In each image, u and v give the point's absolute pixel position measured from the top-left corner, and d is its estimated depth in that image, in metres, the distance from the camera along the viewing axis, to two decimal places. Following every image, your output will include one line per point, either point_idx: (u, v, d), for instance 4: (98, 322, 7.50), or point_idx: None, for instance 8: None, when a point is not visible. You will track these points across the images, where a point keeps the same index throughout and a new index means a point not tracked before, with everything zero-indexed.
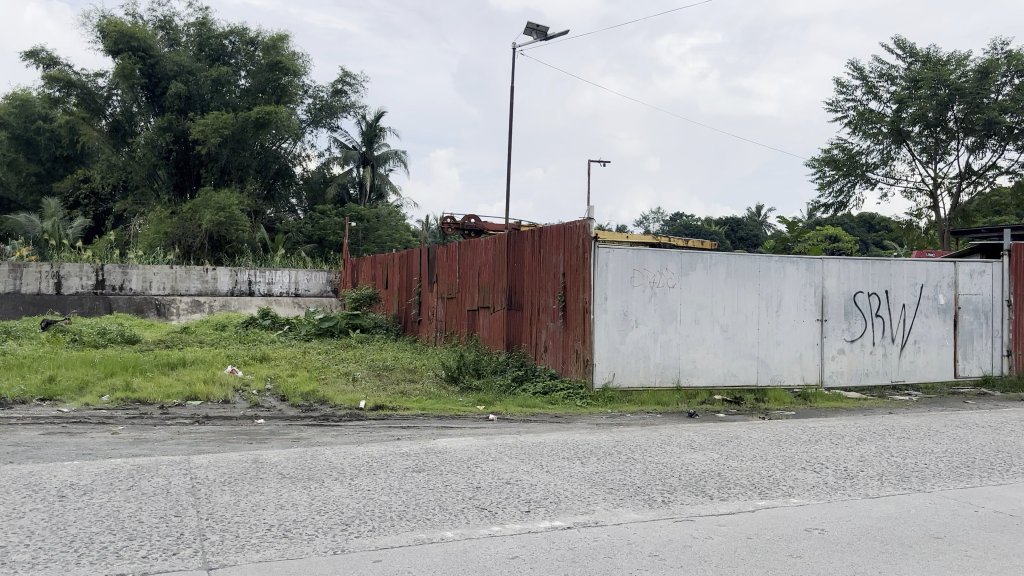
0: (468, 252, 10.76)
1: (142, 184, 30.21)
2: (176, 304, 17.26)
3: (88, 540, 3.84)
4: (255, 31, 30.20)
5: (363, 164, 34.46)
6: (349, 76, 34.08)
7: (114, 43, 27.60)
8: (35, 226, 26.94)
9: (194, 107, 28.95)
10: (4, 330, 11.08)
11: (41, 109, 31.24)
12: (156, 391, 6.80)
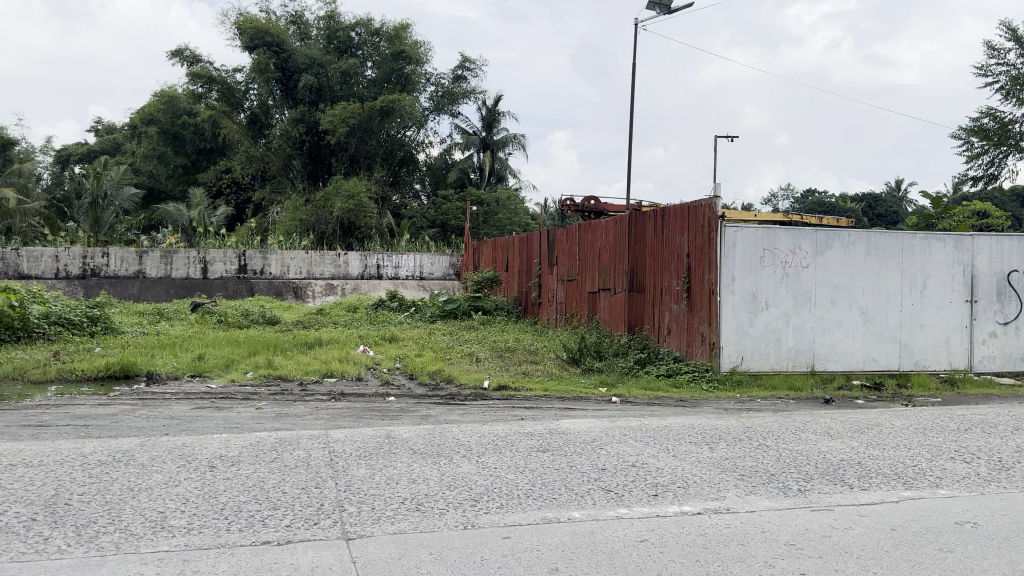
0: (588, 234, 10.70)
1: (279, 173, 31.79)
2: (312, 288, 18.21)
3: (237, 509, 4.11)
4: (380, 22, 31.16)
5: (483, 149, 34.85)
6: (468, 61, 34.57)
7: (250, 40, 29.29)
8: (184, 215, 29.03)
9: (325, 98, 30.36)
10: (160, 312, 12.04)
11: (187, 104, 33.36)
12: (296, 369, 7.19)
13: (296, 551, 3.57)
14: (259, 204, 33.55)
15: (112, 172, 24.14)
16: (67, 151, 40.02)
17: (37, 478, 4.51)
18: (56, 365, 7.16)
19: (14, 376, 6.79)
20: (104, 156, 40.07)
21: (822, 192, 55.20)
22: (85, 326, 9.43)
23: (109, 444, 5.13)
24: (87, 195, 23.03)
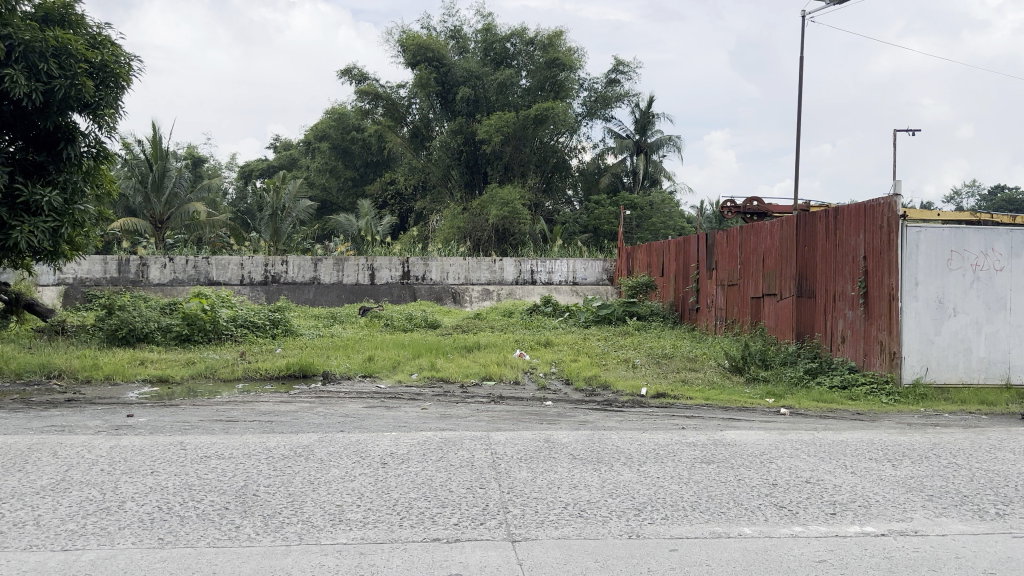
0: (751, 237, 10.33)
1: (438, 184, 33.02)
2: (469, 293, 18.88)
3: (407, 505, 4.28)
4: (534, 31, 31.57)
5: (638, 153, 34.73)
6: (623, 64, 34.36)
7: (413, 56, 30.72)
8: (353, 224, 30.84)
9: (482, 110, 31.22)
10: (333, 316, 12.84)
11: (355, 121, 35.28)
12: (457, 371, 7.43)
13: (465, 549, 3.67)
14: (420, 212, 34.96)
15: (287, 187, 26.06)
16: (249, 166, 43.53)
17: (229, 469, 4.93)
18: (242, 364, 7.79)
19: (207, 374, 7.45)
20: (282, 171, 43.20)
21: (1014, 189, 50.04)
22: (268, 328, 10.21)
23: (291, 439, 5.52)
24: (267, 208, 24.94)
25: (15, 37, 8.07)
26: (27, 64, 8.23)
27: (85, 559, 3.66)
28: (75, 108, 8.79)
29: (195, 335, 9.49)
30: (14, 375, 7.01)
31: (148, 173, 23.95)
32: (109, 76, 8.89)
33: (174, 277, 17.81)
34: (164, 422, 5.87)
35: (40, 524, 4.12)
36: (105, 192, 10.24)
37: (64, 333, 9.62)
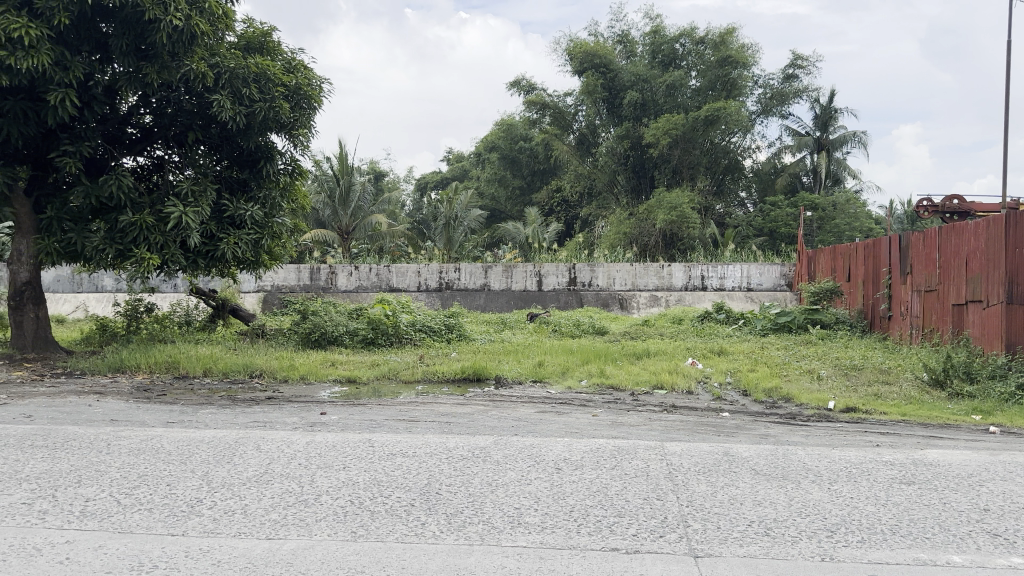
0: (952, 238, 9.50)
1: (604, 189, 33.12)
2: (636, 299, 18.84)
3: (584, 513, 4.28)
4: (704, 30, 30.86)
5: (818, 151, 33.71)
6: (800, 59, 32.85)
7: (580, 64, 30.91)
8: (521, 232, 31.47)
9: (650, 113, 30.86)
10: (503, 322, 13.16)
11: (523, 130, 36.02)
12: (627, 379, 7.36)
13: (646, 562, 3.61)
14: (585, 218, 35.10)
15: (459, 198, 27.08)
16: (425, 179, 45.63)
17: (412, 468, 5.18)
18: (420, 367, 8.15)
19: (388, 375, 7.86)
20: (454, 182, 44.92)
21: None
22: (443, 333, 10.62)
23: (470, 440, 5.70)
24: (440, 218, 26.03)
25: (222, 65, 8.84)
26: (232, 89, 9.03)
27: (287, 548, 3.97)
28: (273, 128, 9.60)
29: (379, 339, 10.06)
30: (223, 374, 7.75)
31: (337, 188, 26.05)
32: (301, 97, 9.67)
33: (358, 284, 18.94)
34: (353, 420, 6.26)
35: (248, 512, 4.52)
36: (298, 207, 11.13)
37: (263, 335, 10.53)
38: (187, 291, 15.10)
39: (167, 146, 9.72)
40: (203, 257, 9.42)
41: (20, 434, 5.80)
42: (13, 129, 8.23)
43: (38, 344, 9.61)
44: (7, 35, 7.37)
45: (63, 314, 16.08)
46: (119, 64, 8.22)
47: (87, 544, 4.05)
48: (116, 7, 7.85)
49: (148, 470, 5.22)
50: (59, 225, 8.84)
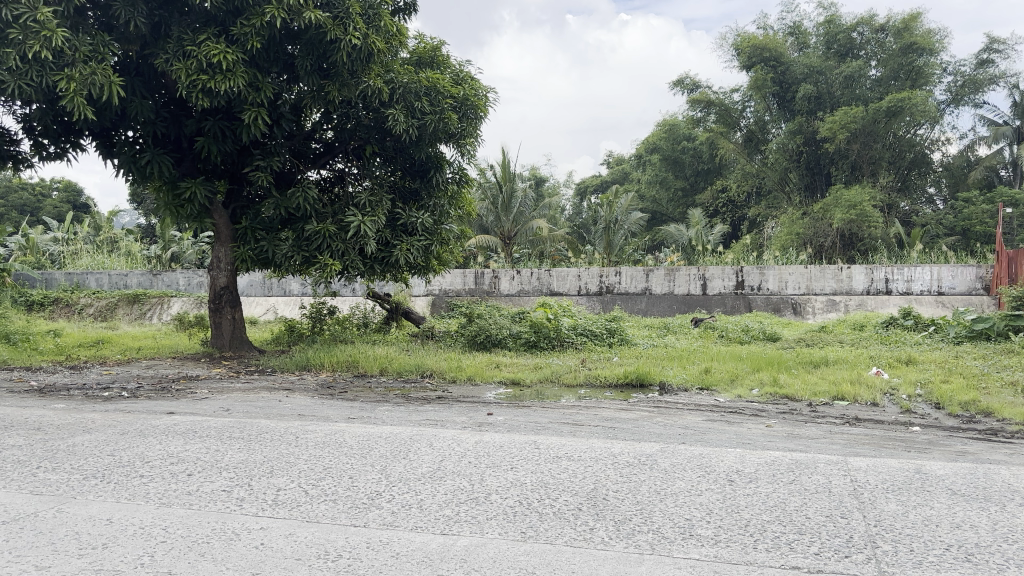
0: None
1: (775, 188, 32.13)
2: (811, 303, 17.84)
3: (760, 527, 4.10)
4: (884, 17, 28.77)
5: (1019, 141, 30.65)
6: (996, 41, 29.91)
7: (749, 58, 30.30)
8: (683, 235, 30.79)
9: (825, 106, 29.39)
10: (668, 327, 12.97)
11: (686, 130, 35.22)
12: (803, 388, 7.00)
13: None
14: (755, 219, 34.05)
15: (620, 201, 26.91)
16: (585, 184, 45.51)
17: (578, 472, 5.20)
18: (584, 371, 8.18)
19: (551, 378, 7.94)
20: (615, 185, 44.46)
21: None
22: (606, 337, 10.59)
23: (635, 446, 5.65)
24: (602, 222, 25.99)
25: (396, 80, 9.32)
26: (405, 103, 9.49)
27: (460, 544, 4.09)
28: (443, 138, 10.01)
29: (541, 342, 10.20)
30: (396, 373, 8.16)
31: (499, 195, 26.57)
32: (468, 107, 10.01)
33: (521, 288, 19.25)
34: (519, 422, 6.39)
35: (423, 508, 4.72)
36: (465, 214, 11.56)
37: (432, 338, 11.00)
38: (364, 294, 16.05)
39: (346, 159, 10.39)
40: (379, 263, 9.97)
41: (220, 426, 6.39)
42: (214, 147, 9.07)
43: (235, 344, 10.56)
44: (207, 61, 8.07)
45: (257, 316, 17.61)
46: (304, 83, 8.82)
47: (279, 531, 4.38)
48: (302, 29, 8.40)
49: (333, 463, 5.58)
50: (253, 234, 9.67)
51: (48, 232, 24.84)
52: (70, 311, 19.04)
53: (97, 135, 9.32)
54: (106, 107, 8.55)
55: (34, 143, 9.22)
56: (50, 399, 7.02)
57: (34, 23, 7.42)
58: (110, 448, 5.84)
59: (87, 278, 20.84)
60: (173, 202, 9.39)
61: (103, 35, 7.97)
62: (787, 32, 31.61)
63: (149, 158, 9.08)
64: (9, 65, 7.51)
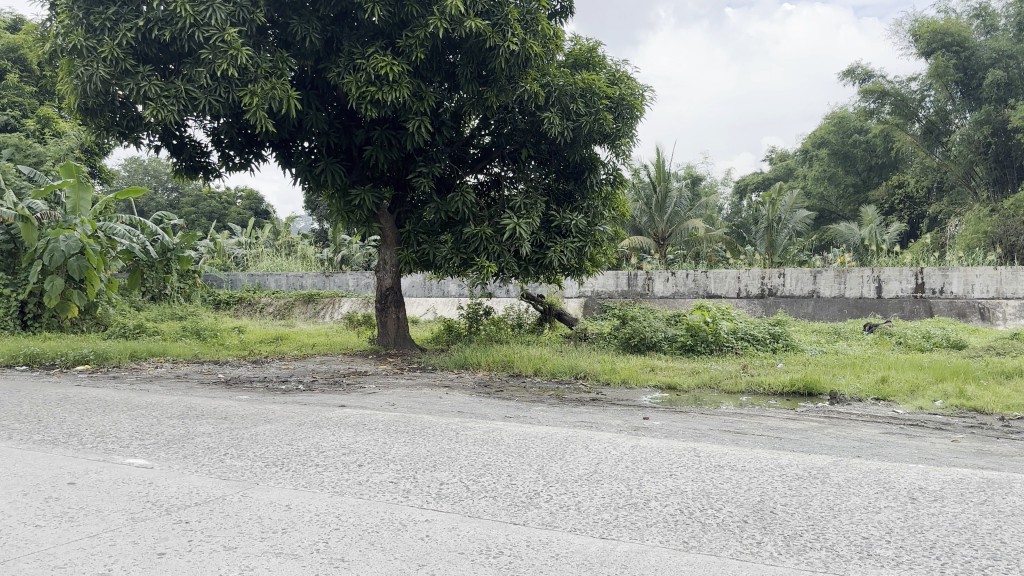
0: None
1: (960, 182, 29.76)
2: (1002, 308, 16.29)
3: (948, 551, 3.76)
4: None
5: None
6: None
7: (927, 45, 28.18)
8: (855, 233, 28.98)
9: (1016, 93, 26.91)
10: (838, 332, 12.25)
11: (857, 122, 33.16)
12: (995, 401, 6.36)
13: None
14: (936, 217, 31.61)
15: (786, 198, 26.20)
16: (745, 181, 43.69)
17: (743, 482, 5.01)
18: (745, 377, 7.88)
19: (711, 384, 7.71)
20: (777, 182, 42.35)
21: None
22: (768, 342, 10.15)
23: (805, 458, 5.37)
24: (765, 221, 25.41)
25: (552, 83, 9.39)
26: (561, 106, 9.55)
27: (620, 550, 4.05)
28: (598, 139, 10.01)
29: (699, 346, 9.93)
30: (551, 374, 8.22)
31: (654, 195, 26.46)
32: (624, 107, 9.94)
33: (676, 289, 18.78)
34: (677, 427, 6.27)
35: (581, 510, 4.72)
36: (619, 215, 11.49)
37: (586, 339, 11.01)
38: (519, 296, 16.35)
39: (502, 163, 10.63)
40: (533, 264, 10.09)
41: (386, 419, 6.70)
42: (380, 155, 9.53)
43: (398, 342, 11.06)
44: (376, 73, 8.48)
45: (417, 316, 18.40)
46: (464, 90, 9.09)
47: (443, 524, 4.53)
48: (463, 38, 8.64)
49: (492, 460, 5.71)
50: (415, 238, 10.10)
51: (234, 236, 27.22)
52: (251, 309, 20.75)
53: (277, 146, 10.08)
54: (285, 120, 9.21)
55: (223, 154, 10.10)
56: (236, 390, 7.66)
57: (222, 43, 8.11)
58: (289, 437, 6.28)
59: (268, 279, 22.62)
60: (344, 207, 9.98)
61: (282, 52, 8.60)
62: (972, 15, 28.43)
63: (322, 167, 9.69)
64: (201, 83, 8.27)
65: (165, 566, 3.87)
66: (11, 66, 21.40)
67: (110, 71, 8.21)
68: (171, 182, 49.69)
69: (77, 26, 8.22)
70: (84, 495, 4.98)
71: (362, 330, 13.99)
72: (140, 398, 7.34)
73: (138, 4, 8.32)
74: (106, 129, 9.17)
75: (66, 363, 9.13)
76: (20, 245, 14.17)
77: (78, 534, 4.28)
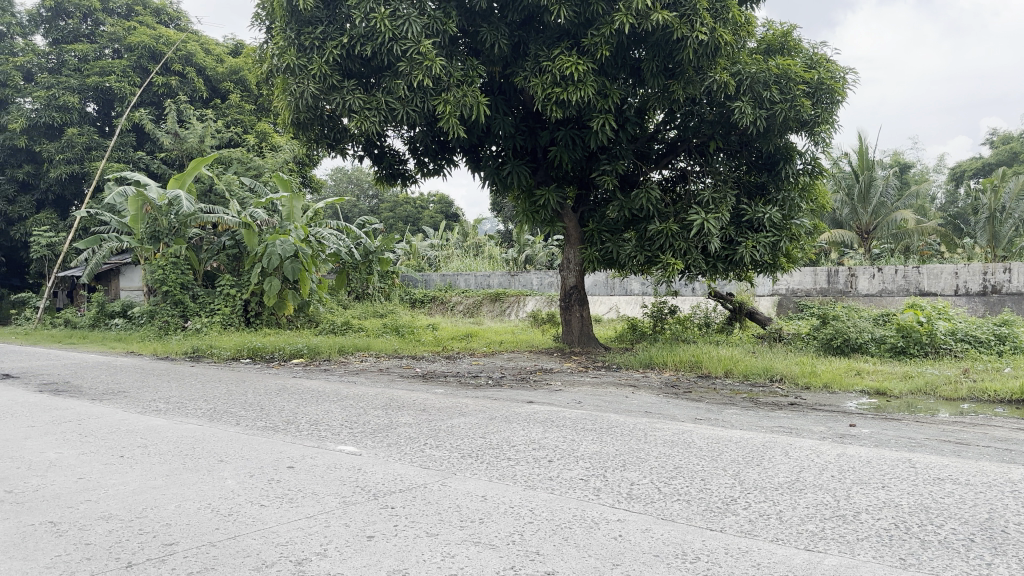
0: None
1: None
2: None
3: None
4: None
5: None
6: None
7: None
8: None
9: None
10: None
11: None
12: None
13: None
14: None
15: (1010, 183, 23.58)
16: (963, 167, 39.44)
17: (968, 498, 4.52)
18: (967, 382, 7.14)
19: (926, 391, 7.06)
20: (1001, 168, 37.93)
21: None
22: (994, 344, 9.15)
23: None
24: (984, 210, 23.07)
25: (743, 71, 9.04)
26: (753, 94, 9.16)
27: (828, 563, 3.79)
28: (794, 128, 9.48)
29: (911, 348, 9.12)
30: (743, 376, 7.92)
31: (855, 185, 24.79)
32: (824, 92, 9.37)
33: (883, 287, 17.10)
34: (887, 436, 5.80)
35: (783, 520, 4.47)
36: (817, 207, 10.87)
37: (782, 340, 10.48)
38: (706, 294, 15.92)
39: (689, 157, 10.44)
40: (723, 261, 9.74)
41: (574, 417, 6.75)
42: (565, 155, 9.64)
43: (583, 340, 11.12)
44: (562, 73, 8.57)
45: (601, 315, 18.46)
46: (650, 84, 8.98)
47: (636, 525, 4.46)
48: (650, 32, 8.52)
49: (684, 463, 5.56)
50: (599, 236, 10.12)
51: (427, 238, 28.68)
52: (443, 309, 21.83)
53: (467, 151, 10.50)
54: (474, 125, 9.57)
55: (418, 161, 10.66)
56: (431, 384, 8.07)
57: (417, 55, 8.54)
58: (482, 431, 6.50)
59: (459, 279, 23.67)
60: (529, 208, 10.20)
61: (473, 60, 8.93)
62: None
63: (509, 169, 9.96)
64: (399, 94, 8.78)
65: (375, 548, 4.12)
66: (234, 88, 23.85)
67: (319, 87, 8.93)
68: (372, 189, 53.33)
69: (290, 46, 9.00)
70: (301, 478, 5.43)
71: (547, 328, 14.23)
72: (347, 389, 7.92)
73: (342, 22, 8.95)
74: (315, 141, 9.99)
75: (284, 356, 10.03)
76: (244, 249, 15.76)
77: (298, 514, 4.68)
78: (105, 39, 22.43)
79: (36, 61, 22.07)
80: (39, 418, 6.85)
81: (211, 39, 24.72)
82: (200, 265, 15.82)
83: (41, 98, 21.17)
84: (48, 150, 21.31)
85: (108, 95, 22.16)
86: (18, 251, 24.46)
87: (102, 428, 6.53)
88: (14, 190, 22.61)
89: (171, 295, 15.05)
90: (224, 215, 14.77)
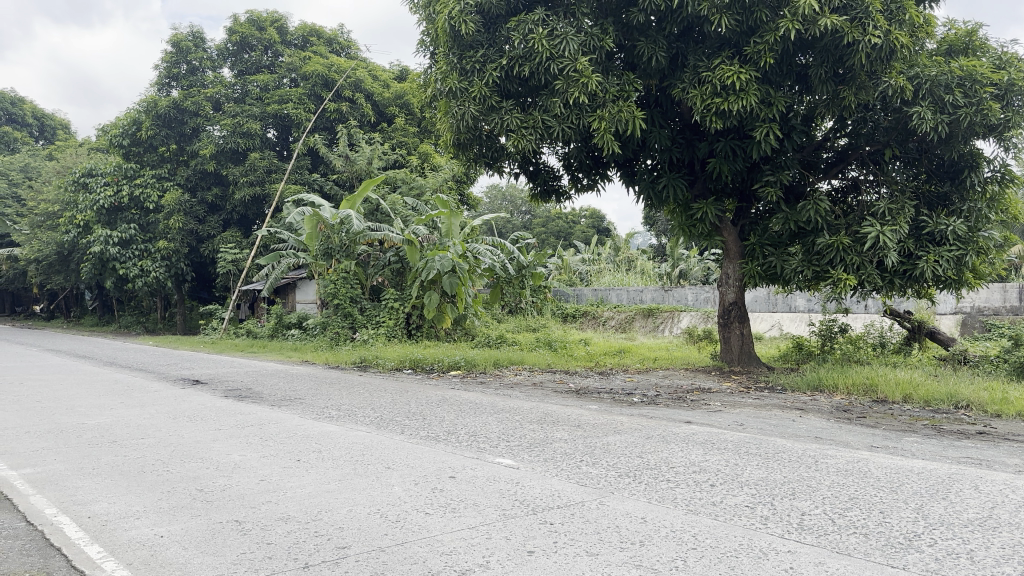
0: None
1: None
2: None
3: None
4: None
5: None
6: None
7: None
8: None
9: None
10: None
11: None
12: None
13: None
14: None
15: None
16: None
17: None
18: None
19: None
20: None
21: None
22: None
23: None
24: None
25: (922, 74, 8.54)
26: (933, 98, 8.63)
27: None
28: (981, 133, 8.77)
29: None
30: (924, 402, 7.37)
31: None
32: (1016, 93, 8.61)
33: None
34: None
35: (975, 560, 4.03)
36: (1010, 217, 9.95)
37: (967, 362, 9.66)
38: (879, 313, 14.96)
39: (861, 166, 9.90)
40: (900, 277, 9.10)
41: (737, 440, 6.52)
42: (725, 166, 9.41)
43: (743, 359, 10.76)
44: (722, 83, 8.36)
45: (761, 331, 17.78)
46: (818, 92, 8.61)
47: (808, 558, 4.14)
48: (817, 37, 8.18)
49: (860, 494, 5.18)
50: (761, 251, 9.77)
51: (578, 253, 28.84)
52: (594, 323, 21.86)
53: (621, 166, 10.44)
54: (630, 139, 9.54)
55: (572, 177, 10.72)
56: (586, 400, 8.08)
57: (574, 72, 8.61)
58: (640, 450, 6.38)
59: (610, 294, 23.60)
60: (685, 222, 10.04)
61: (629, 74, 8.89)
62: None
63: (665, 183, 9.83)
64: (556, 112, 8.89)
65: (536, 564, 4.11)
66: (399, 111, 25.02)
67: (479, 109, 9.21)
68: (526, 206, 54.58)
69: (453, 70, 9.33)
70: (463, 488, 5.54)
71: (704, 346, 13.83)
72: (504, 402, 8.06)
73: (501, 44, 9.18)
74: (474, 161, 10.30)
75: (443, 368, 10.41)
76: (406, 264, 16.46)
77: (461, 525, 4.77)
78: (284, 69, 24.35)
79: (223, 91, 24.09)
80: (226, 421, 7.43)
81: (378, 66, 26.16)
82: (367, 279, 16.68)
83: (228, 126, 23.11)
84: (234, 173, 23.24)
85: (285, 122, 23.93)
86: (205, 267, 26.83)
87: (280, 433, 6.97)
88: (203, 211, 24.59)
89: (341, 308, 16.02)
90: (388, 232, 15.57)
